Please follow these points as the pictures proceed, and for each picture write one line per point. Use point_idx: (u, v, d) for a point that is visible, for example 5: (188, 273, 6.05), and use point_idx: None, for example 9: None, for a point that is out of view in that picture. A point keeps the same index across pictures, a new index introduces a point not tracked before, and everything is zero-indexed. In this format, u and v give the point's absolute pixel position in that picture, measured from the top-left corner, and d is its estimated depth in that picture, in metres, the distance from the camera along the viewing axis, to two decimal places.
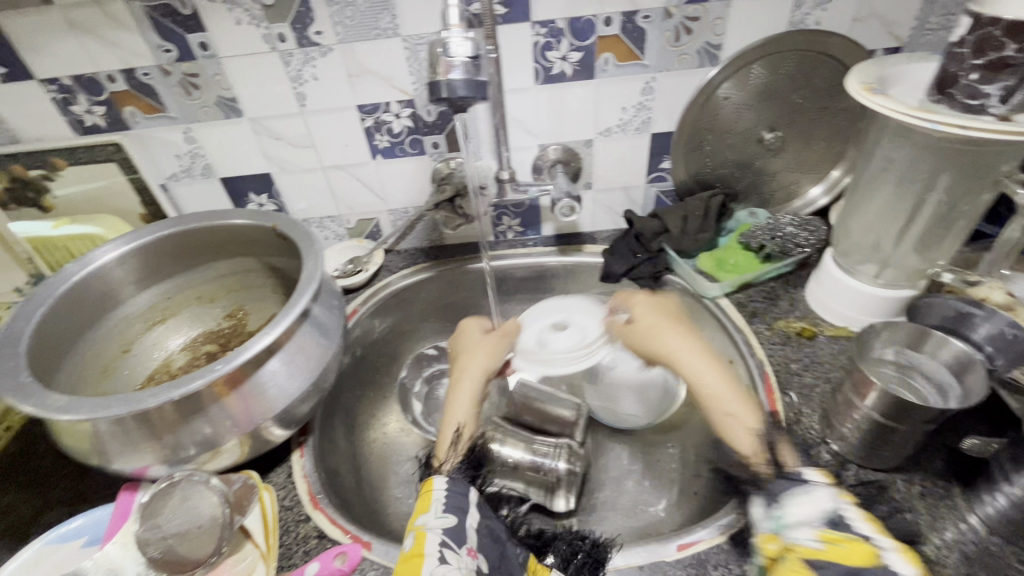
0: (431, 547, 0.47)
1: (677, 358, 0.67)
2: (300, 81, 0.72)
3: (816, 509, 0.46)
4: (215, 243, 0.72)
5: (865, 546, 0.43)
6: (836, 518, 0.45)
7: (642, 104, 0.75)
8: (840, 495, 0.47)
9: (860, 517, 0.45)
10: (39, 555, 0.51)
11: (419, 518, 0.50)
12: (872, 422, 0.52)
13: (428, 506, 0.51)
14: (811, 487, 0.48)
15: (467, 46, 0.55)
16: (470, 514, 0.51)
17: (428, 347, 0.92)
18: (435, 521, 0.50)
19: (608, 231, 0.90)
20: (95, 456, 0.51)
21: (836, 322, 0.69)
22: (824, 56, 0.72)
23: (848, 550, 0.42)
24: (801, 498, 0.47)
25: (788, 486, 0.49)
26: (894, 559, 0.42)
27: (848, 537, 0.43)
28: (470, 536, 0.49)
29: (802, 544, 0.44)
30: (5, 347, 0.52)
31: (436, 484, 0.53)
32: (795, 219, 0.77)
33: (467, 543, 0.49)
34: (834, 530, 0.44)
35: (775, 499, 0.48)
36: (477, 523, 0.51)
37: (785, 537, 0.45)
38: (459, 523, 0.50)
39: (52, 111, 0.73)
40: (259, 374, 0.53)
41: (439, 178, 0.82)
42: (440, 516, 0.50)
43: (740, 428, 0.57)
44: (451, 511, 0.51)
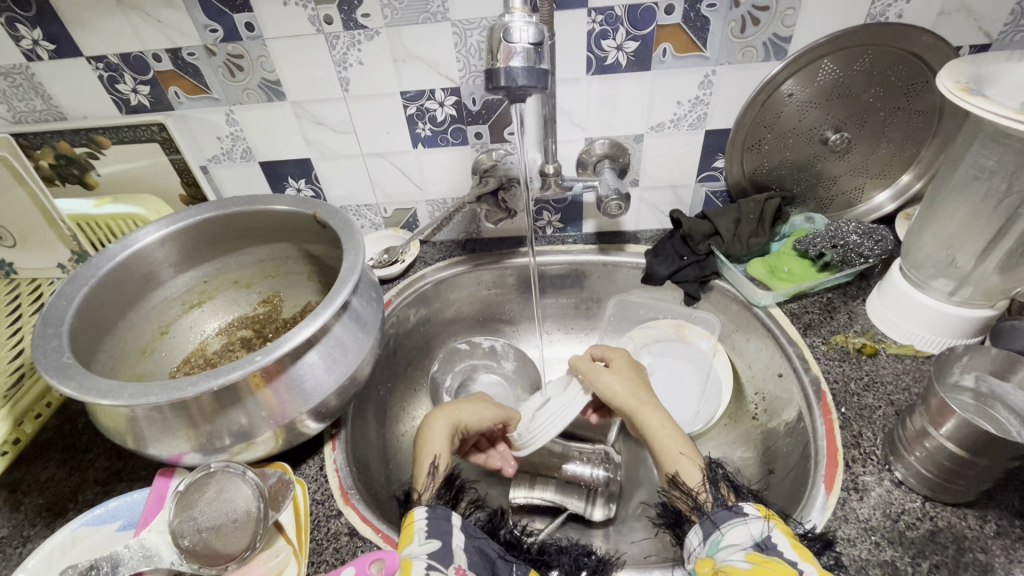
0: (418, 571, 0.43)
1: (665, 417, 0.60)
2: (345, 65, 0.70)
3: (745, 536, 0.45)
4: (254, 228, 0.71)
5: (787, 568, 0.42)
6: (759, 542, 0.44)
7: (699, 98, 0.71)
8: (771, 519, 0.46)
9: (784, 542, 0.44)
10: (76, 535, 0.51)
11: (402, 550, 0.46)
12: (947, 453, 0.48)
13: (411, 535, 0.47)
14: (742, 512, 0.47)
15: (530, 32, 0.52)
16: (457, 535, 0.48)
17: (461, 342, 0.91)
18: (420, 548, 0.46)
19: (652, 231, 0.87)
20: (132, 440, 0.50)
21: (902, 340, 0.65)
22: (902, 52, 0.67)
23: (772, 571, 0.42)
24: (735, 523, 0.46)
25: (725, 515, 0.48)
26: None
27: (775, 560, 0.43)
28: (458, 557, 0.46)
29: (731, 565, 0.43)
30: (49, 326, 0.52)
31: (418, 514, 0.49)
32: (862, 226, 0.71)
33: (454, 563, 0.45)
34: (763, 553, 0.44)
35: (711, 522, 0.47)
36: (463, 543, 0.48)
37: (718, 559, 0.45)
38: (445, 545, 0.46)
39: (98, 89, 0.73)
40: (297, 366, 0.52)
41: (480, 170, 0.79)
42: (423, 542, 0.46)
43: (690, 468, 0.54)
44: (435, 536, 0.47)
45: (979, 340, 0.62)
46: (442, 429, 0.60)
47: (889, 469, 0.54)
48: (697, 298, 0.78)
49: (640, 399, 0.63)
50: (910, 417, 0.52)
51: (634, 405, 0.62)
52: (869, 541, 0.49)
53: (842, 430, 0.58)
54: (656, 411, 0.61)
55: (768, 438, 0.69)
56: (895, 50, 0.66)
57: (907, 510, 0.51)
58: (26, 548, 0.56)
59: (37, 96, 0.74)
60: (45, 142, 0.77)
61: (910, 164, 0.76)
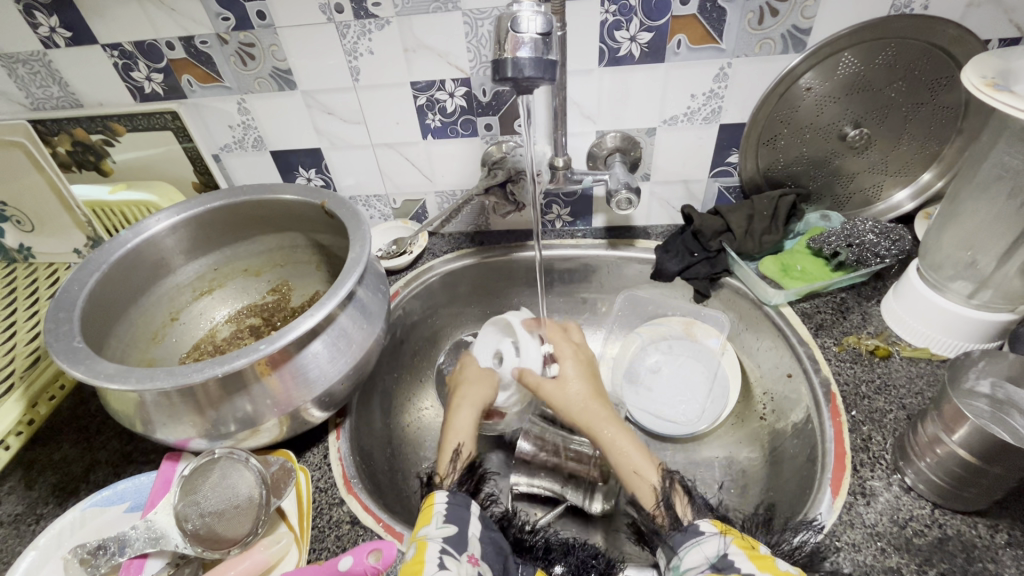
0: (432, 554, 0.46)
1: (618, 427, 0.61)
2: (356, 54, 0.70)
3: (700, 558, 0.46)
4: (265, 216, 0.71)
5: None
6: (714, 562, 0.45)
7: (714, 92, 0.69)
8: (727, 535, 0.47)
9: (742, 559, 0.44)
10: (84, 516, 0.53)
11: (420, 529, 0.49)
12: (958, 460, 0.47)
13: (429, 518, 0.50)
14: (697, 531, 0.48)
15: (538, 21, 0.51)
16: (472, 525, 0.50)
17: (467, 334, 0.91)
18: (436, 531, 0.48)
19: (662, 226, 0.85)
20: (140, 424, 0.51)
21: (917, 342, 0.63)
22: (927, 45, 0.64)
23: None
24: (691, 548, 0.47)
25: (681, 539, 0.48)
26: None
27: None
28: (472, 545, 0.48)
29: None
30: (61, 310, 0.53)
31: (437, 498, 0.52)
32: (877, 225, 0.69)
33: (467, 551, 0.47)
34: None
35: (670, 548, 0.49)
36: (478, 534, 0.50)
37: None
38: (459, 532, 0.49)
39: (113, 77, 0.73)
40: (302, 355, 0.52)
41: (490, 162, 0.79)
42: (441, 526, 0.49)
43: (645, 470, 0.56)
44: (452, 522, 0.50)
45: (999, 344, 0.59)
46: (465, 413, 0.66)
47: (899, 473, 0.53)
48: (707, 295, 0.77)
49: (590, 411, 0.64)
50: (920, 421, 0.51)
51: (583, 419, 0.64)
52: (875, 547, 0.48)
53: (850, 433, 0.57)
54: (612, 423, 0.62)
55: (776, 439, 0.68)
56: (920, 43, 0.64)
57: (915, 517, 0.50)
58: (39, 525, 0.57)
59: (54, 83, 0.74)
60: (62, 128, 0.79)
61: (932, 162, 0.74)
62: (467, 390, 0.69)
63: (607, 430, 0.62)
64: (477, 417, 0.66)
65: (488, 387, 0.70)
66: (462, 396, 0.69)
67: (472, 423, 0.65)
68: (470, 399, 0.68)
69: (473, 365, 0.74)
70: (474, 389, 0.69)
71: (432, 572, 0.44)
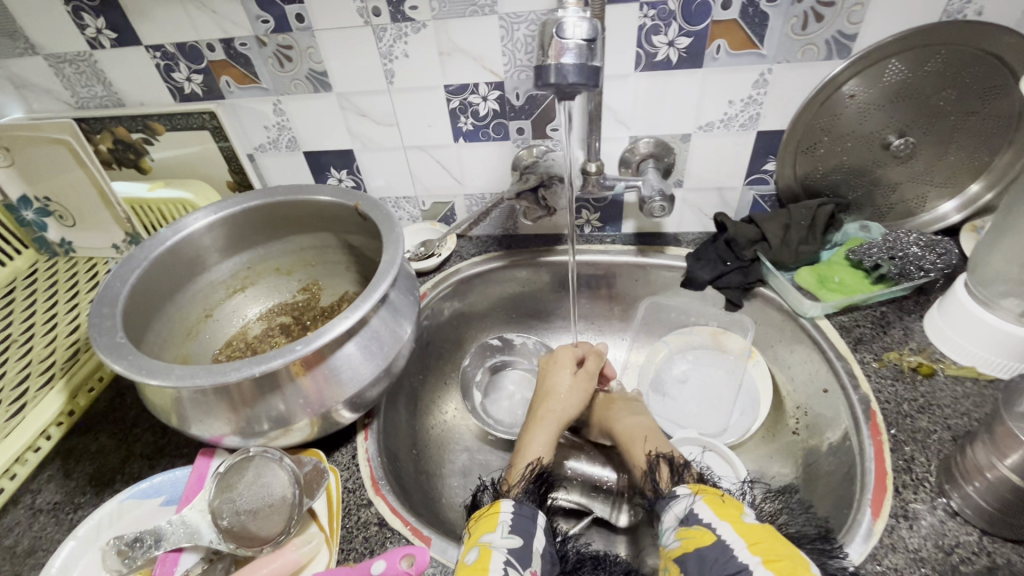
0: (498, 563, 0.45)
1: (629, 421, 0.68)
2: (391, 57, 0.70)
3: (673, 516, 0.50)
4: (299, 216, 0.72)
5: (704, 531, 0.46)
6: (683, 517, 0.49)
7: (753, 98, 0.68)
8: (698, 493, 0.50)
9: (704, 508, 0.48)
10: (122, 508, 0.54)
11: (483, 536, 0.49)
12: (1010, 486, 0.45)
13: (493, 526, 0.50)
14: (672, 495, 0.52)
15: (583, 27, 0.51)
16: (535, 539, 0.50)
17: (493, 338, 0.90)
18: (501, 540, 0.48)
19: (694, 234, 0.84)
20: (176, 419, 0.52)
21: (963, 361, 0.61)
22: (980, 53, 0.62)
23: (693, 540, 0.46)
24: (670, 506, 0.51)
25: (663, 501, 0.53)
26: (727, 535, 0.44)
27: (694, 529, 0.47)
28: (534, 560, 0.48)
29: (670, 549, 0.48)
30: (104, 306, 0.55)
31: (504, 506, 0.52)
32: (922, 238, 0.67)
33: (530, 566, 0.47)
34: (688, 526, 0.48)
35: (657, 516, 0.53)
36: (541, 548, 0.50)
37: (664, 546, 0.49)
38: (524, 545, 0.48)
39: (155, 77, 0.75)
40: (336, 357, 0.53)
41: (521, 166, 0.79)
42: (505, 535, 0.48)
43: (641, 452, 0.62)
44: (517, 533, 0.49)
45: None
46: (541, 429, 0.66)
47: (944, 497, 0.51)
48: (739, 304, 0.76)
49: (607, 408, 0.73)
50: (969, 444, 0.49)
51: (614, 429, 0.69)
52: (918, 573, 0.47)
53: (892, 452, 0.55)
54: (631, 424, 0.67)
55: (811, 456, 0.66)
56: (972, 50, 0.62)
57: (961, 544, 0.48)
58: (77, 514, 0.59)
59: (99, 83, 0.77)
60: (105, 127, 0.81)
61: (980, 173, 0.71)
62: (554, 400, 0.69)
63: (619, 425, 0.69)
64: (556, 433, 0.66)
65: (570, 400, 0.70)
66: (547, 410, 0.68)
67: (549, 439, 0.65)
68: (557, 414, 0.68)
69: (561, 373, 0.72)
70: (561, 403, 0.69)
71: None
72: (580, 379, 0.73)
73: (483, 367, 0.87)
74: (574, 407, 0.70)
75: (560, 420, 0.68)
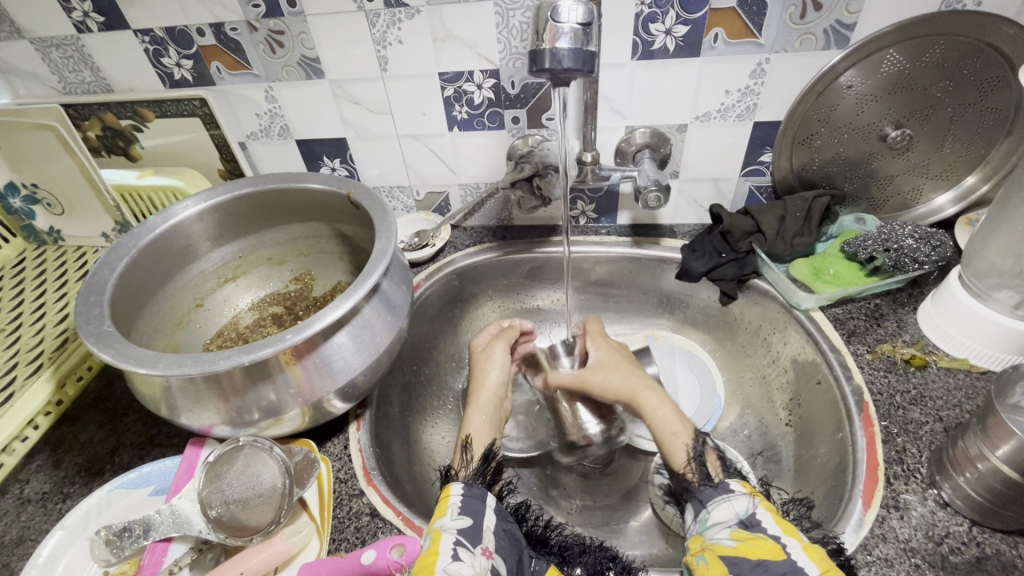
0: (447, 545, 0.45)
1: (661, 395, 0.61)
2: (385, 43, 0.69)
3: (729, 514, 0.48)
4: (292, 205, 0.71)
5: (770, 542, 0.44)
6: (743, 519, 0.47)
7: (750, 88, 0.67)
8: (755, 496, 0.49)
9: (767, 518, 0.47)
10: (110, 498, 0.53)
11: (435, 520, 0.48)
12: (1001, 477, 0.45)
13: (443, 510, 0.49)
14: (727, 490, 0.50)
15: (579, 12, 0.50)
16: (487, 517, 0.49)
17: None
18: (451, 522, 0.48)
19: (689, 225, 0.84)
20: (165, 408, 0.51)
21: (955, 353, 0.61)
22: (979, 43, 0.62)
23: (755, 547, 0.44)
24: (721, 502, 0.49)
25: (711, 493, 0.50)
26: (797, 554, 0.43)
27: (760, 537, 0.45)
28: (486, 538, 0.48)
29: (719, 543, 0.46)
30: (92, 294, 0.54)
31: (453, 489, 0.51)
32: (917, 230, 0.67)
33: (481, 543, 0.47)
34: (747, 530, 0.46)
35: (699, 502, 0.50)
36: (494, 526, 0.49)
37: (706, 537, 0.48)
38: (474, 525, 0.48)
39: (145, 62, 0.74)
40: (327, 345, 0.52)
41: (516, 156, 0.78)
42: (455, 517, 0.48)
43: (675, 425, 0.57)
44: (467, 514, 0.49)
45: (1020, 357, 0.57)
46: (477, 411, 0.64)
47: (935, 488, 0.51)
48: (733, 297, 0.76)
49: (632, 381, 0.65)
50: (960, 435, 0.50)
51: (629, 392, 0.64)
52: (909, 563, 0.47)
53: (884, 444, 0.55)
54: (652, 391, 0.62)
55: (803, 446, 0.66)
56: (970, 40, 0.61)
57: (951, 534, 0.48)
58: (65, 504, 0.58)
59: (86, 68, 0.75)
60: (93, 113, 0.79)
61: (977, 165, 0.71)
62: (484, 377, 0.68)
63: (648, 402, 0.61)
64: (488, 408, 0.65)
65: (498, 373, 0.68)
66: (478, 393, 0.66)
67: (484, 417, 0.63)
68: (483, 392, 0.66)
69: (487, 360, 0.70)
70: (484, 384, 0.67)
71: (446, 564, 0.44)
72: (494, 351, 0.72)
73: None
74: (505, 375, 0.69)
75: (495, 393, 0.67)
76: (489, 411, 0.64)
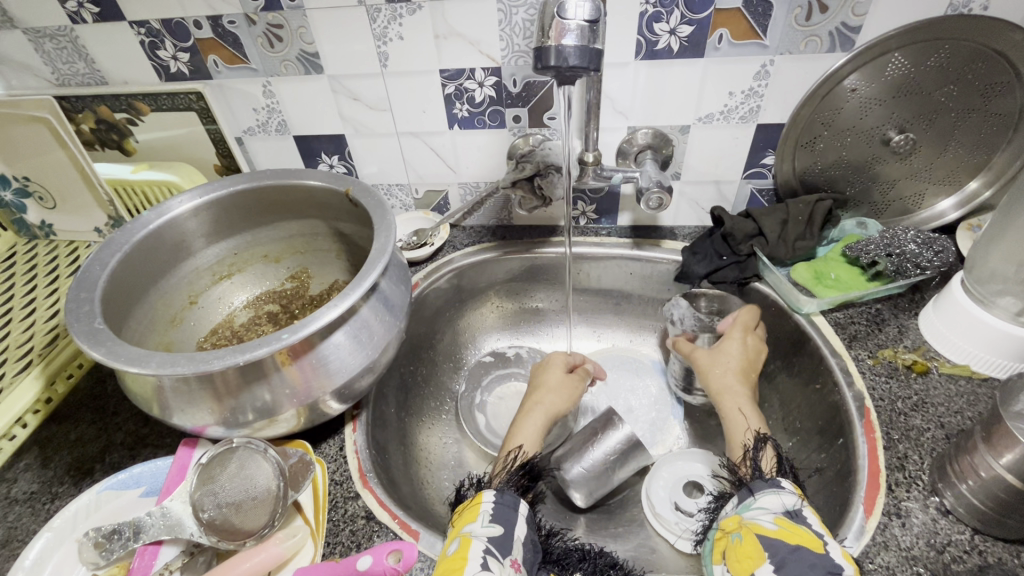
0: (476, 552, 0.45)
1: (745, 404, 0.63)
2: (385, 39, 0.68)
3: (777, 503, 0.47)
4: (290, 201, 0.70)
5: (813, 535, 0.43)
6: (790, 510, 0.46)
7: (754, 90, 0.67)
8: (805, 500, 0.48)
9: (815, 518, 0.46)
10: (100, 499, 0.52)
11: (465, 526, 0.48)
12: (1003, 485, 0.45)
13: (475, 515, 0.49)
14: (779, 483, 0.49)
15: (586, 8, 0.49)
16: (518, 526, 0.49)
17: (485, 356, 0.88)
18: (481, 529, 0.47)
19: (690, 227, 0.83)
20: (157, 407, 0.50)
21: (957, 359, 0.61)
22: (984, 48, 0.61)
23: (797, 534, 0.43)
24: (772, 490, 0.48)
25: (763, 483, 0.50)
26: (836, 556, 0.42)
27: (802, 528, 0.44)
28: (515, 549, 0.47)
29: (758, 523, 0.46)
30: (83, 290, 0.52)
31: (486, 496, 0.51)
32: (920, 235, 0.67)
33: (511, 555, 0.46)
34: (792, 519, 0.45)
35: (748, 489, 0.50)
36: (522, 536, 0.49)
37: (745, 517, 0.47)
38: (505, 534, 0.47)
39: (141, 55, 0.72)
40: (324, 345, 0.51)
41: (517, 155, 0.77)
42: (486, 524, 0.48)
43: (745, 427, 0.60)
44: (498, 522, 0.48)
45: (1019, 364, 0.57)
46: (533, 418, 0.66)
47: (936, 496, 0.51)
48: (732, 300, 0.75)
49: (727, 383, 0.65)
50: (963, 442, 0.49)
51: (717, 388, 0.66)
52: (910, 571, 0.46)
53: (885, 450, 0.55)
54: (742, 397, 0.64)
55: (804, 451, 0.66)
56: (975, 45, 0.61)
57: (953, 542, 0.48)
58: (53, 505, 0.57)
59: (80, 59, 0.74)
60: (87, 106, 0.78)
61: (980, 171, 0.71)
62: (547, 393, 0.70)
63: (737, 403, 0.63)
64: (544, 424, 0.66)
65: (563, 398, 0.70)
66: (535, 402, 0.69)
67: (537, 428, 0.65)
68: (546, 405, 0.68)
69: (552, 371, 0.73)
70: (553, 398, 0.69)
71: (475, 570, 0.43)
72: (571, 380, 0.73)
73: (479, 389, 0.83)
74: (568, 401, 0.70)
75: (555, 413, 0.68)
76: (546, 426, 0.66)
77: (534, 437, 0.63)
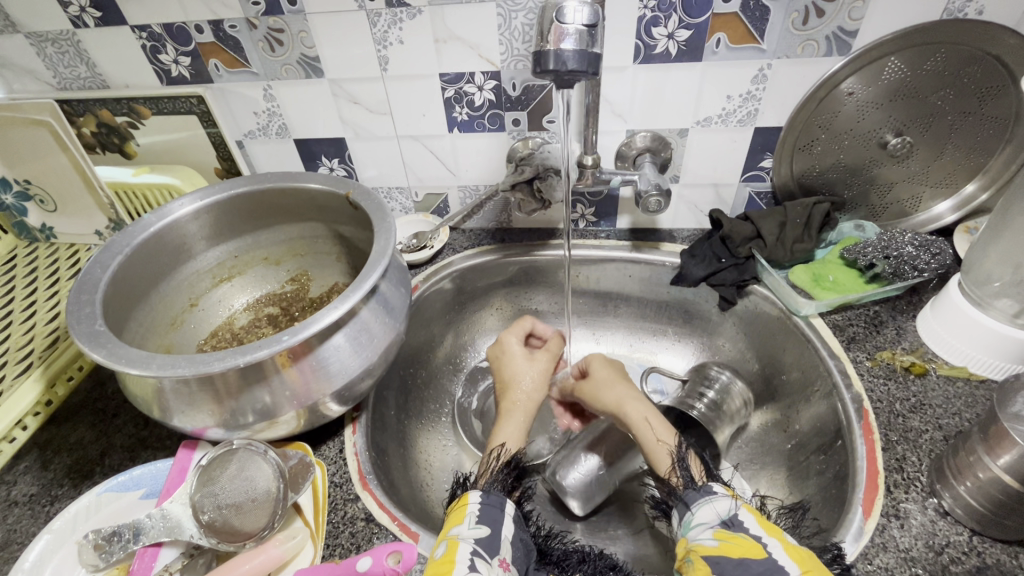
0: (464, 554, 0.45)
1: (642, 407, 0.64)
2: (386, 43, 0.68)
3: (712, 514, 0.48)
4: (290, 204, 0.70)
5: (751, 541, 0.44)
6: (724, 519, 0.47)
7: (751, 93, 0.67)
8: (737, 498, 0.49)
9: (750, 520, 0.46)
10: (100, 501, 0.52)
11: (452, 528, 0.48)
12: (1001, 486, 0.45)
13: (461, 518, 0.49)
14: (709, 490, 0.50)
15: (585, 13, 0.50)
16: (506, 526, 0.49)
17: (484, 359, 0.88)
18: (468, 531, 0.47)
19: (689, 230, 0.84)
20: (157, 409, 0.50)
21: (953, 361, 0.61)
22: (979, 52, 0.62)
23: (736, 546, 0.44)
24: (704, 503, 0.49)
25: (693, 494, 0.51)
26: (777, 553, 0.42)
27: (741, 536, 0.45)
28: (503, 549, 0.47)
29: (700, 544, 0.46)
30: (84, 293, 0.53)
31: (471, 497, 0.51)
32: (917, 237, 0.67)
33: (499, 554, 0.46)
34: (729, 530, 0.46)
35: (683, 504, 0.51)
36: (511, 536, 0.49)
37: (690, 539, 0.47)
38: (492, 534, 0.48)
39: (142, 59, 0.73)
40: (323, 348, 0.51)
41: (516, 158, 0.77)
42: (473, 526, 0.48)
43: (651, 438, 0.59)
44: (485, 523, 0.48)
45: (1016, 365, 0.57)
46: (512, 419, 0.65)
47: (935, 497, 0.51)
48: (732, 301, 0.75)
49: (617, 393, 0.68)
50: (961, 444, 0.49)
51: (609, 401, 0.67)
52: (909, 572, 0.46)
53: (883, 451, 0.55)
54: (638, 401, 0.65)
55: (802, 453, 0.66)
56: (971, 49, 0.62)
57: (952, 543, 0.48)
58: (53, 507, 0.57)
59: (82, 63, 0.74)
60: (88, 109, 0.78)
61: (977, 174, 0.71)
62: (518, 385, 0.70)
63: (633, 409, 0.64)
64: (525, 422, 0.66)
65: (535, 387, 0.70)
66: (512, 401, 0.68)
67: (519, 426, 0.65)
68: (522, 403, 0.68)
69: (519, 359, 0.72)
70: (525, 393, 0.69)
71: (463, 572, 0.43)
72: (538, 361, 0.73)
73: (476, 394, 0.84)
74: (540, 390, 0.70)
75: (530, 407, 0.68)
76: (527, 423, 0.66)
77: (515, 436, 0.63)
